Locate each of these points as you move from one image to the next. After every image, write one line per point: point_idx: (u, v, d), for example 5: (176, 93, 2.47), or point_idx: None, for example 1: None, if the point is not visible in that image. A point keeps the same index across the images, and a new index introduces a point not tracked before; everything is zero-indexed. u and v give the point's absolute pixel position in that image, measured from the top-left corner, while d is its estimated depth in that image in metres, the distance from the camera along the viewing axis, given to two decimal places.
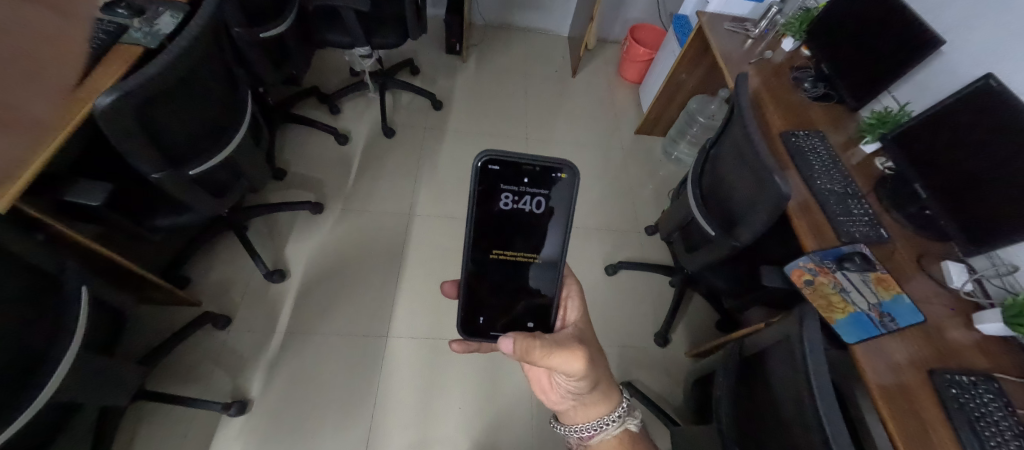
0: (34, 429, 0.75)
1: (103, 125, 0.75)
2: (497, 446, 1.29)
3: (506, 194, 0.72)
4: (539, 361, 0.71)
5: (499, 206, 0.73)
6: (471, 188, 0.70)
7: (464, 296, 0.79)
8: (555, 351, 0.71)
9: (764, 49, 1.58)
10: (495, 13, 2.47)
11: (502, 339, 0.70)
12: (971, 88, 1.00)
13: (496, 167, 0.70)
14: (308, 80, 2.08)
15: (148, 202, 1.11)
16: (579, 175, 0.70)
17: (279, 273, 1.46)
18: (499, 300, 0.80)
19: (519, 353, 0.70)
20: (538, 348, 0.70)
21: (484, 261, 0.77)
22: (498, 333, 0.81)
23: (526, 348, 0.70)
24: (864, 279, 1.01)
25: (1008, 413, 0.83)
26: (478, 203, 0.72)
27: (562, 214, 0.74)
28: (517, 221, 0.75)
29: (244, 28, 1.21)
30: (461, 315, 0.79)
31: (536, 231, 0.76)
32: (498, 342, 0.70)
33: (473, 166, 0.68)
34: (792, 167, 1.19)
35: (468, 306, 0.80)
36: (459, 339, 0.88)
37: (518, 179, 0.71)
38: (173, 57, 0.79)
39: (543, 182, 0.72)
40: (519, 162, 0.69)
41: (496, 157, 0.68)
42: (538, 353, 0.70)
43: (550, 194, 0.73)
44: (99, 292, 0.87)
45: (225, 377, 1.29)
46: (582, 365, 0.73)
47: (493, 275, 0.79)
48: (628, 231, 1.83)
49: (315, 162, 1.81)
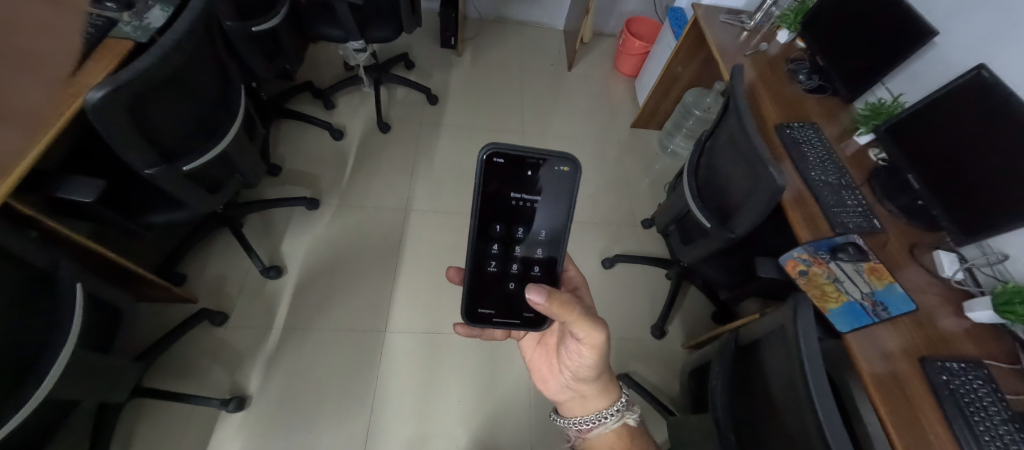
0: (34, 425, 0.76)
1: (94, 119, 0.74)
2: (496, 437, 1.31)
3: (509, 185, 0.72)
4: (568, 317, 0.68)
5: (502, 199, 0.73)
6: (475, 182, 0.69)
7: (467, 286, 0.77)
8: (581, 318, 0.69)
9: (759, 41, 1.58)
10: (490, 6, 2.45)
11: (539, 288, 0.65)
12: (963, 80, 1.01)
13: (500, 160, 0.69)
14: (301, 75, 2.06)
15: (141, 197, 1.10)
16: (581, 170, 0.70)
17: (276, 270, 1.45)
18: (502, 290, 0.79)
19: (549, 310, 0.67)
20: (570, 311, 0.68)
21: (488, 251, 0.76)
22: (499, 320, 0.79)
23: (558, 305, 0.67)
24: (856, 269, 1.03)
25: (996, 398, 0.85)
26: (482, 194, 0.71)
27: (565, 207, 0.74)
28: (520, 212, 0.75)
29: (236, 22, 1.19)
30: (464, 304, 0.77)
31: (538, 222, 0.76)
32: (532, 290, 0.65)
33: (479, 158, 0.67)
34: (787, 159, 1.19)
35: (470, 296, 0.78)
36: (465, 324, 0.92)
37: (523, 171, 0.71)
38: (166, 49, 0.79)
39: (545, 174, 0.72)
40: (523, 155, 0.69)
41: (500, 149, 0.67)
42: (568, 315, 0.68)
43: (553, 189, 0.73)
44: (94, 288, 0.86)
45: (224, 373, 1.29)
46: (604, 337, 0.71)
47: (495, 266, 0.78)
48: (624, 225, 1.84)
49: (310, 157, 1.80)
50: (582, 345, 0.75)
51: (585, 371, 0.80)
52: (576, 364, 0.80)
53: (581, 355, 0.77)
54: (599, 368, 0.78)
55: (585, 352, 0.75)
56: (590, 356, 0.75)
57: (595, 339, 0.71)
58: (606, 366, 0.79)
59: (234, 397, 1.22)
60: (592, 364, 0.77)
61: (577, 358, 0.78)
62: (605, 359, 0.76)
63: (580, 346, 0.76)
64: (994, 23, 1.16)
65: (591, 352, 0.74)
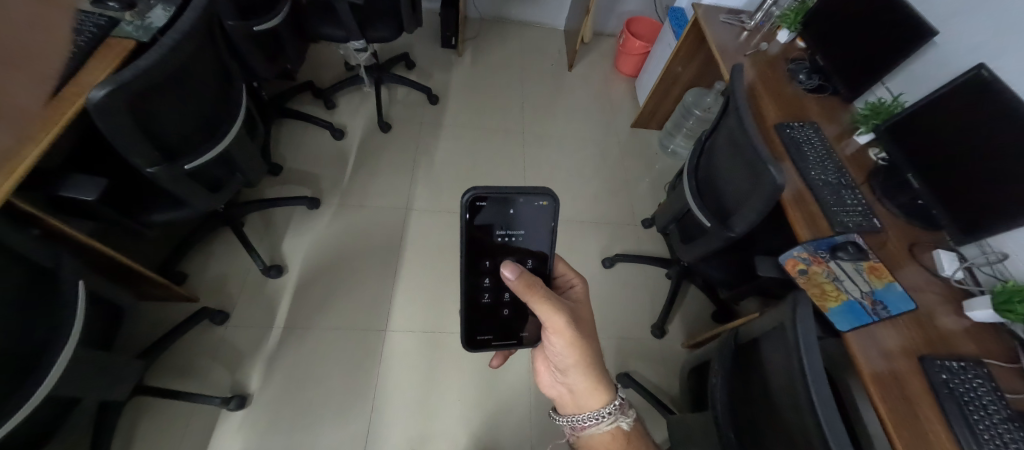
0: (33, 423, 0.75)
1: (97, 118, 0.75)
2: (497, 436, 1.31)
3: (494, 223, 0.74)
4: (534, 301, 0.73)
5: (491, 238, 0.75)
6: (460, 222, 0.71)
7: (465, 318, 0.79)
8: (545, 302, 0.73)
9: (759, 41, 1.58)
10: (490, 6, 2.46)
11: (509, 267, 0.73)
12: (963, 78, 1.01)
13: (483, 203, 0.71)
14: (303, 75, 2.06)
15: (143, 197, 1.11)
16: (558, 202, 0.73)
17: (276, 269, 1.45)
18: (497, 317, 0.82)
19: (519, 288, 0.73)
20: (535, 292, 0.72)
21: (478, 288, 0.79)
22: (498, 343, 0.83)
23: (527, 284, 0.72)
24: (856, 268, 1.03)
25: (996, 397, 0.85)
26: (469, 234, 0.73)
27: (548, 238, 0.77)
28: (506, 249, 0.77)
29: (238, 21, 1.20)
30: (465, 332, 0.80)
31: (524, 256, 0.78)
32: (504, 267, 0.73)
33: (462, 201, 0.69)
34: (787, 158, 1.19)
35: (468, 327, 0.80)
36: (500, 354, 0.97)
37: (505, 209, 0.73)
38: (168, 49, 0.79)
39: (526, 209, 0.74)
40: (504, 195, 0.70)
41: (483, 193, 0.69)
42: (532, 298, 0.72)
43: (535, 220, 0.75)
44: (96, 287, 0.87)
45: (224, 372, 1.29)
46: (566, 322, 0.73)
47: (488, 297, 0.80)
48: (625, 224, 1.84)
49: (312, 157, 1.80)
50: (548, 332, 0.78)
51: (562, 360, 0.82)
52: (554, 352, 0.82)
53: (552, 343, 0.80)
54: (580, 356, 0.79)
55: (554, 340, 0.78)
56: (559, 343, 0.78)
57: (558, 325, 0.74)
58: (582, 356, 0.79)
59: (235, 395, 1.23)
60: (564, 351, 0.79)
61: (552, 347, 0.82)
62: (577, 346, 0.78)
63: (549, 335, 0.79)
64: (995, 23, 1.16)
65: (560, 340, 0.77)
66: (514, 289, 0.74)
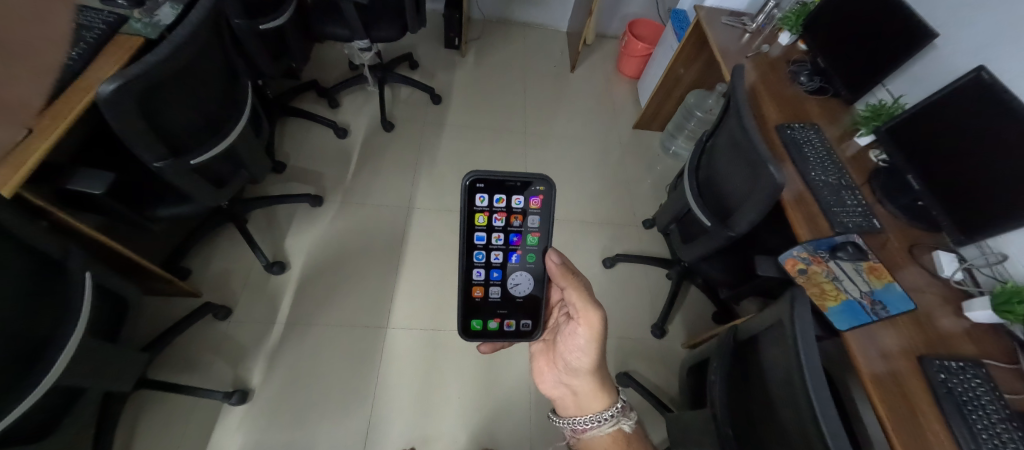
0: (39, 413, 0.77)
1: (107, 113, 0.77)
2: (496, 435, 1.31)
3: (491, 207, 0.75)
4: (568, 287, 0.76)
5: (488, 225, 0.77)
6: (460, 206, 0.73)
7: (462, 304, 0.80)
8: (584, 290, 0.75)
9: (761, 43, 1.59)
10: (495, 7, 2.48)
11: (552, 252, 0.77)
12: (963, 80, 1.02)
13: (481, 186, 0.73)
14: (307, 74, 2.08)
15: (148, 192, 1.12)
16: (553, 186, 0.74)
17: (279, 265, 1.47)
18: (493, 305, 0.82)
19: (559, 273, 0.77)
20: (574, 278, 0.76)
21: (476, 273, 0.80)
22: (496, 332, 0.83)
23: (566, 271, 0.76)
24: (856, 268, 1.03)
25: (995, 397, 0.85)
26: (468, 217, 0.75)
27: (545, 226, 0.78)
28: (503, 235, 0.78)
29: (244, 20, 1.21)
30: (462, 320, 0.81)
31: (522, 245, 0.79)
32: (548, 252, 0.78)
33: (462, 184, 0.71)
34: (788, 159, 1.20)
35: (466, 312, 0.81)
36: (488, 340, 0.89)
37: (502, 193, 0.75)
38: (175, 46, 0.81)
39: (523, 195, 0.75)
40: (503, 178, 0.73)
41: (482, 176, 0.71)
42: (569, 285, 0.75)
43: (533, 206, 0.76)
44: (103, 279, 0.88)
45: (226, 366, 1.30)
46: (598, 319, 0.74)
47: (485, 285, 0.81)
48: (626, 225, 1.85)
49: (315, 155, 1.82)
50: (577, 325, 0.78)
51: (577, 361, 0.82)
52: (572, 352, 0.81)
53: (576, 335, 0.79)
54: (596, 357, 0.80)
55: (580, 333, 0.78)
56: (585, 336, 0.78)
57: (591, 318, 0.75)
58: (603, 356, 0.81)
59: (237, 390, 1.24)
60: (586, 348, 0.79)
61: (574, 341, 0.80)
62: (599, 344, 0.78)
63: (576, 326, 0.79)
64: (998, 25, 1.16)
65: (587, 335, 0.77)
66: (555, 272, 0.78)
